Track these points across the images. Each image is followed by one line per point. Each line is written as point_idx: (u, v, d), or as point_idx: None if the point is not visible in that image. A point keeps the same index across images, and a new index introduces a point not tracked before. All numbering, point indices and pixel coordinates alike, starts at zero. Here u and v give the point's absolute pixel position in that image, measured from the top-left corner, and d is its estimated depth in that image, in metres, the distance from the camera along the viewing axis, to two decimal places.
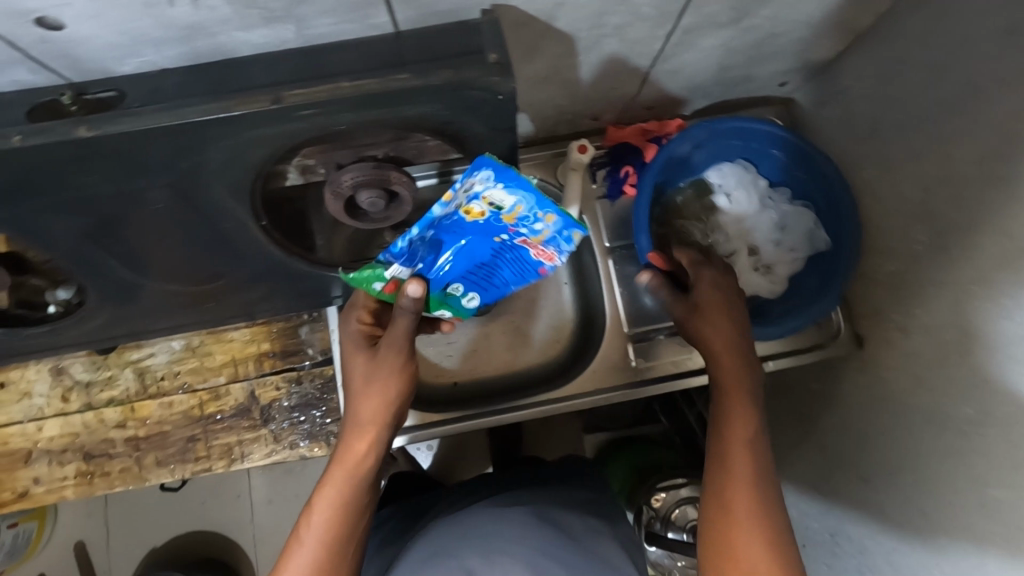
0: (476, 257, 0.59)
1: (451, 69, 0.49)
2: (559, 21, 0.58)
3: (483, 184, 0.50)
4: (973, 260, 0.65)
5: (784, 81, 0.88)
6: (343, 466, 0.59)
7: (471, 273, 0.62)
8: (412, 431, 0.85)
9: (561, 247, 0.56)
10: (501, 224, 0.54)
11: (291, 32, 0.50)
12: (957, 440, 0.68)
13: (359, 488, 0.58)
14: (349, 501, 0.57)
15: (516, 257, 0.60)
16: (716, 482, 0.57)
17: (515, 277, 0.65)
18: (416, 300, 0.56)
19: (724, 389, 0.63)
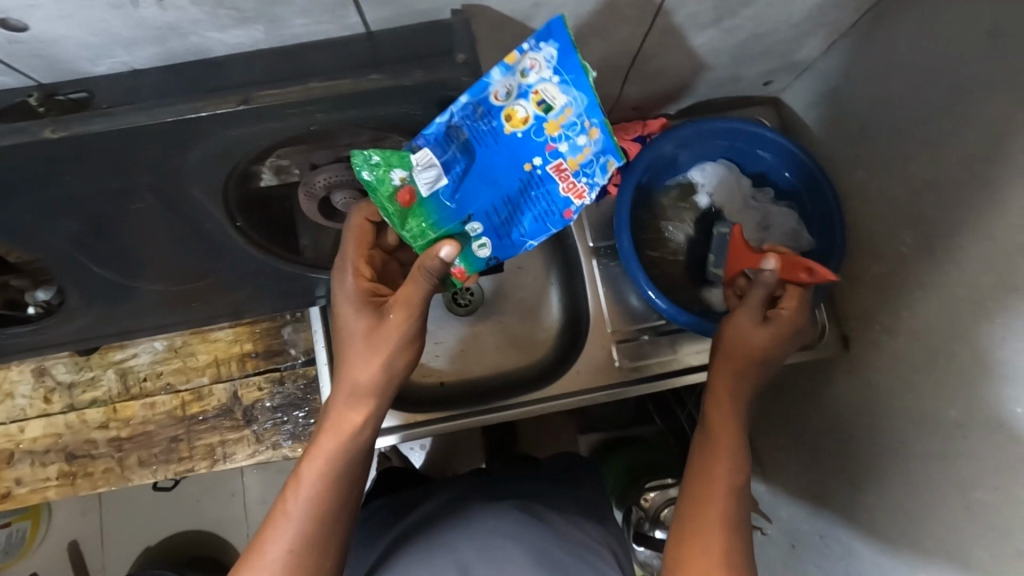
0: (503, 181, 0.55)
1: (423, 70, 0.49)
2: (537, 21, 0.58)
3: (537, 74, 0.49)
4: (957, 262, 0.64)
5: (771, 80, 0.87)
6: (334, 438, 0.57)
7: (491, 198, 0.56)
8: (397, 431, 0.85)
9: (592, 176, 0.54)
10: (542, 135, 0.53)
11: (263, 32, 0.50)
12: (942, 442, 0.68)
13: (351, 461, 0.56)
14: (339, 475, 0.55)
15: (543, 190, 0.56)
16: (695, 487, 0.58)
17: (535, 228, 0.58)
18: (437, 261, 0.55)
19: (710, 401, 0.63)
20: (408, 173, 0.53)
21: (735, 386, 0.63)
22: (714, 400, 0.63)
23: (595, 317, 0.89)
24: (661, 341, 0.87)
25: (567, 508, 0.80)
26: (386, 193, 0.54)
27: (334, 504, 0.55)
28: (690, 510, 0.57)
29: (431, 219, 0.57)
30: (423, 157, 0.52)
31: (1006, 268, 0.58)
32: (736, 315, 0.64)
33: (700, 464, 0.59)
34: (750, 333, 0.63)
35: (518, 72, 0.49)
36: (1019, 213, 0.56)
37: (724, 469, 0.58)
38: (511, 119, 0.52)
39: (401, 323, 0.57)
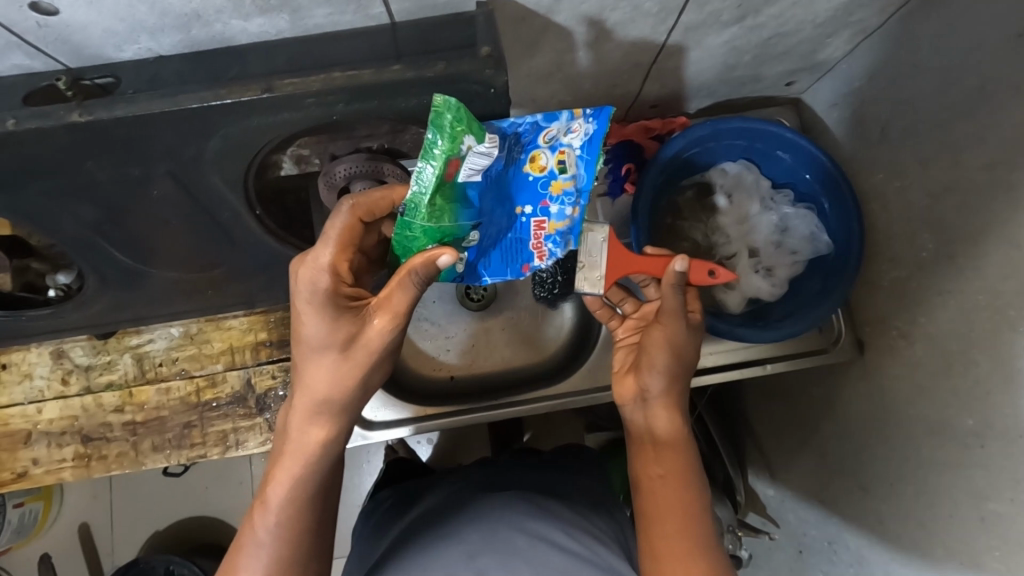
0: (500, 207, 0.55)
1: (445, 62, 0.49)
2: (558, 15, 0.58)
3: (572, 138, 0.51)
4: (978, 268, 0.64)
5: (792, 81, 0.86)
6: (298, 457, 0.56)
7: (490, 220, 0.55)
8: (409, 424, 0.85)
9: (557, 247, 0.56)
10: (544, 190, 0.54)
11: (288, 22, 0.50)
12: (958, 452, 0.67)
13: (315, 477, 0.57)
14: (306, 493, 0.56)
15: (517, 236, 0.56)
16: (650, 518, 0.61)
17: (496, 269, 0.58)
18: (432, 265, 0.52)
19: (648, 427, 0.66)
20: (473, 144, 0.47)
21: (671, 400, 0.66)
22: (652, 420, 0.66)
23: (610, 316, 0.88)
24: None
25: (577, 504, 0.80)
26: (443, 157, 0.46)
27: (307, 520, 0.56)
28: (647, 541, 0.60)
29: (450, 205, 0.51)
30: (492, 142, 0.49)
31: None
32: (654, 328, 0.66)
33: (652, 489, 0.62)
34: (675, 341, 0.65)
35: (565, 124, 0.52)
36: None
37: (671, 493, 0.61)
38: (533, 160, 0.53)
39: (381, 333, 0.55)
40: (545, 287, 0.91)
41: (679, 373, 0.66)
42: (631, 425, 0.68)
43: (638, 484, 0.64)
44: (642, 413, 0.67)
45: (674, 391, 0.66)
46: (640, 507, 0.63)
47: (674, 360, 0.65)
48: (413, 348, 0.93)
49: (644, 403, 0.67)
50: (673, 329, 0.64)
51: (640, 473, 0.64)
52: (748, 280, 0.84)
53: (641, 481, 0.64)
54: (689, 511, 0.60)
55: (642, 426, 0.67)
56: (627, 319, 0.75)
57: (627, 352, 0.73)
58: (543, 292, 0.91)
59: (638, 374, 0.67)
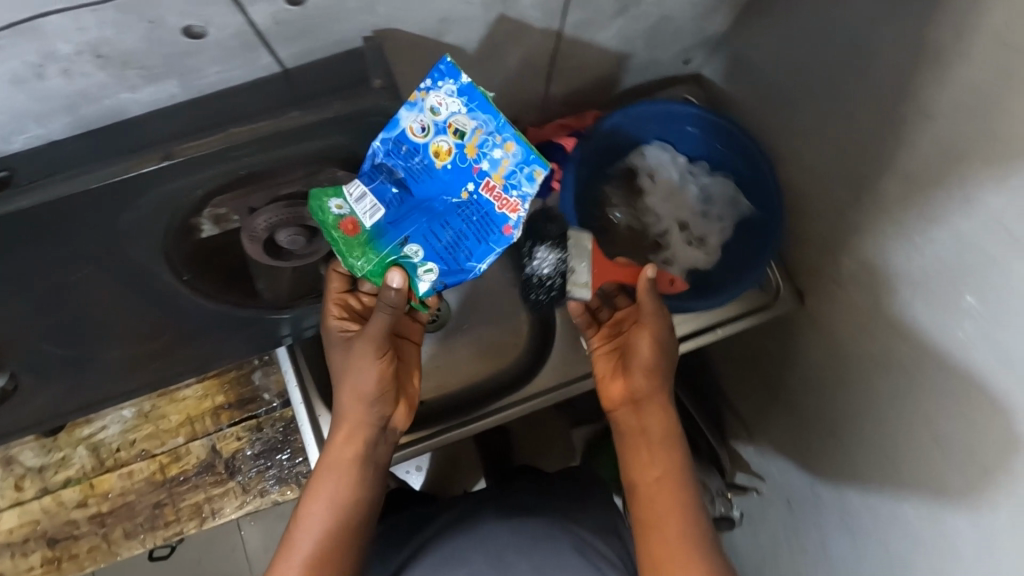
0: (439, 207, 0.56)
1: (342, 100, 0.50)
2: (448, 36, 0.59)
3: (446, 109, 0.53)
4: (883, 205, 0.68)
5: (689, 59, 0.90)
6: (332, 471, 0.62)
7: (433, 228, 0.56)
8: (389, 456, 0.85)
9: (522, 186, 0.55)
10: (465, 162, 0.55)
11: (178, 86, 0.50)
12: (902, 379, 0.72)
13: (348, 498, 0.61)
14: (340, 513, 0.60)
15: (480, 212, 0.56)
16: (644, 513, 0.62)
17: (481, 251, 0.56)
18: (394, 292, 0.56)
19: (639, 425, 0.67)
20: (342, 198, 0.55)
21: (660, 399, 0.67)
22: (643, 418, 0.67)
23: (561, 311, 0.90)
24: None
25: (569, 511, 0.80)
26: (330, 223, 0.55)
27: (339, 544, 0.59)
28: (643, 545, 0.61)
29: (375, 246, 0.56)
30: (355, 184, 0.55)
31: (926, 205, 0.62)
32: (637, 330, 0.69)
33: (650, 489, 0.63)
34: (659, 341, 0.68)
35: (430, 106, 0.53)
36: (927, 150, 0.60)
37: (669, 493, 0.63)
38: (437, 153, 0.55)
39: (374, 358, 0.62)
40: (544, 288, 0.83)
41: (661, 370, 0.68)
42: (620, 426, 0.69)
43: (635, 486, 0.65)
44: (633, 415, 0.68)
45: (664, 391, 0.67)
46: (636, 511, 0.63)
47: (660, 360, 0.68)
48: None
49: (635, 405, 0.68)
50: (657, 330, 0.68)
51: (635, 476, 0.65)
52: (683, 253, 0.87)
53: (638, 481, 0.65)
54: (688, 517, 0.61)
55: (632, 427, 0.68)
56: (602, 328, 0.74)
57: (607, 358, 0.73)
58: (543, 294, 0.84)
59: (625, 378, 0.69)
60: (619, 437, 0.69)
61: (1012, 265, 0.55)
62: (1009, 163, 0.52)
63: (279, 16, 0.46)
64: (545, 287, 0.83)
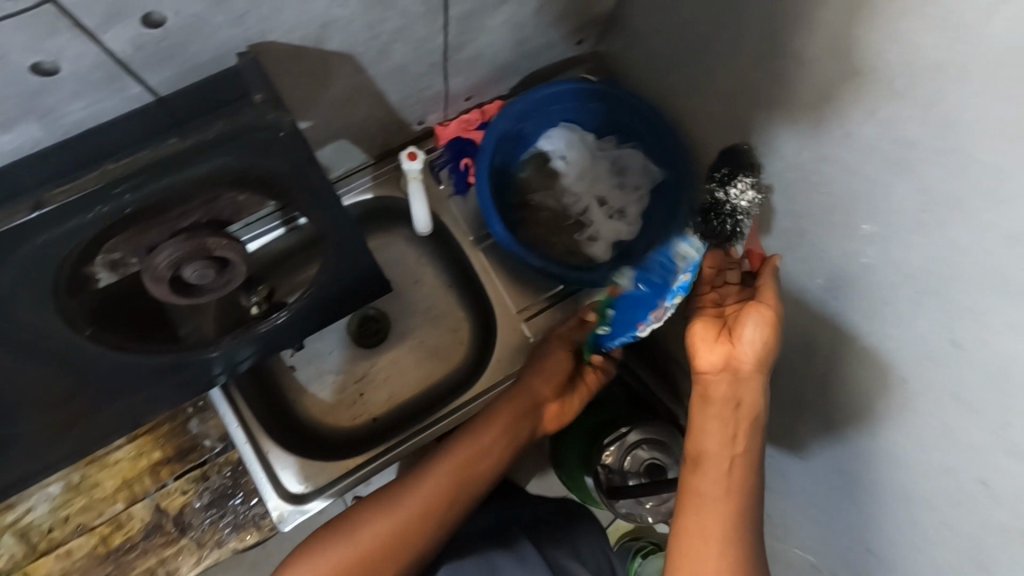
0: (638, 304, 0.81)
1: (224, 120, 0.47)
2: (331, 43, 0.58)
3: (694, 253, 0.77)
4: (779, 152, 0.72)
5: (582, 39, 0.92)
6: (448, 455, 0.74)
7: (621, 309, 0.83)
8: (341, 484, 0.79)
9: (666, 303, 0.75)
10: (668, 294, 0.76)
11: (41, 128, 0.47)
12: (823, 309, 0.76)
13: (453, 481, 0.72)
14: (437, 489, 0.71)
15: (641, 309, 0.80)
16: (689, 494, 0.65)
17: (625, 333, 0.82)
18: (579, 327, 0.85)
19: (725, 401, 0.65)
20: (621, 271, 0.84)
21: (757, 382, 0.64)
22: (733, 395, 0.64)
23: (496, 301, 0.90)
24: (569, 305, 0.90)
25: (549, 526, 0.86)
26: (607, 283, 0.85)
27: (422, 516, 0.69)
28: (692, 520, 0.63)
29: (605, 305, 0.85)
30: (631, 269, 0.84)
31: (816, 145, 0.66)
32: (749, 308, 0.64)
33: (719, 461, 0.64)
34: (778, 323, 0.63)
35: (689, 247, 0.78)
36: (807, 95, 0.64)
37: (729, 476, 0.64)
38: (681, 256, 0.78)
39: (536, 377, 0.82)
40: (732, 220, 0.76)
41: (767, 353, 0.64)
42: (705, 390, 0.66)
43: (705, 455, 0.65)
44: (726, 384, 0.65)
45: (766, 372, 0.64)
46: (694, 482, 0.65)
47: (773, 340, 0.63)
48: (324, 403, 0.91)
49: (733, 375, 0.64)
50: (775, 312, 0.63)
51: (705, 446, 0.65)
52: (606, 227, 0.89)
53: (711, 451, 0.65)
54: (743, 498, 0.63)
55: (723, 396, 0.65)
56: (709, 294, 0.72)
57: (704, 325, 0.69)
58: (723, 225, 0.77)
59: (733, 347, 0.65)
60: (695, 401, 0.67)
61: (898, 186, 0.59)
62: (877, 95, 0.57)
63: (140, 40, 0.44)
64: (733, 219, 0.76)
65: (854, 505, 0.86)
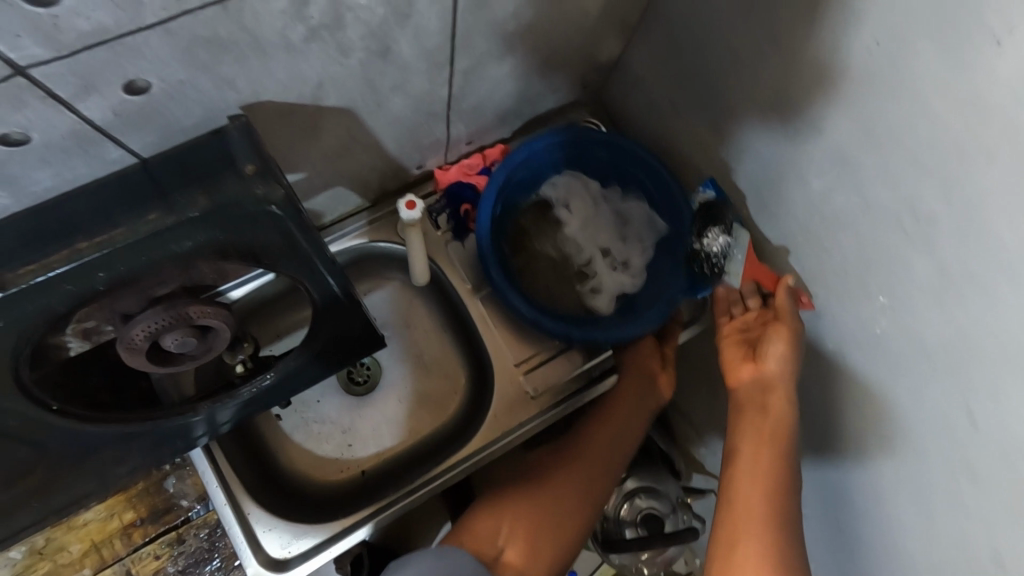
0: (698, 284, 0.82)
1: (204, 194, 0.44)
2: (327, 99, 0.54)
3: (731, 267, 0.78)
4: (793, 214, 0.69)
5: (586, 84, 0.89)
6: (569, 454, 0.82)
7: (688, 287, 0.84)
8: (369, 521, 0.77)
9: None
10: None
11: (6, 196, 0.43)
12: (828, 372, 0.74)
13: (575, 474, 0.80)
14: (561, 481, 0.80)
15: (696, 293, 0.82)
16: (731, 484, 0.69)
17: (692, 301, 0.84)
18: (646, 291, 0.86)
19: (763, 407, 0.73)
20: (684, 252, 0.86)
21: (783, 391, 0.72)
22: (764, 403, 0.73)
23: (495, 353, 0.85)
24: (570, 357, 0.85)
25: None
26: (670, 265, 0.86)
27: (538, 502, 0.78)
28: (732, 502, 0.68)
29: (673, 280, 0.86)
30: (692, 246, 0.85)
31: (830, 211, 0.64)
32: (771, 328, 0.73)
33: (752, 453, 0.70)
34: (797, 337, 0.72)
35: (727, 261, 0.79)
36: (823, 161, 0.62)
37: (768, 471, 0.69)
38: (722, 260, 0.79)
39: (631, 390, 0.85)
40: (710, 262, 0.80)
41: (792, 361, 0.72)
42: (739, 402, 0.75)
43: (739, 451, 0.71)
44: (755, 393, 0.74)
45: (791, 380, 0.72)
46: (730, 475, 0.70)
47: (795, 353, 0.72)
48: (311, 457, 0.86)
49: (763, 385, 0.73)
50: (792, 328, 0.72)
51: (740, 440, 0.72)
52: (610, 279, 0.85)
53: (745, 448, 0.71)
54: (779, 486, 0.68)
55: (753, 403, 0.74)
56: (736, 318, 0.79)
57: (734, 348, 0.77)
58: (705, 269, 0.80)
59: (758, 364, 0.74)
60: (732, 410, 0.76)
61: (914, 259, 0.57)
62: (900, 170, 0.54)
63: (118, 108, 0.40)
64: (710, 262, 0.79)
65: (855, 574, 0.82)
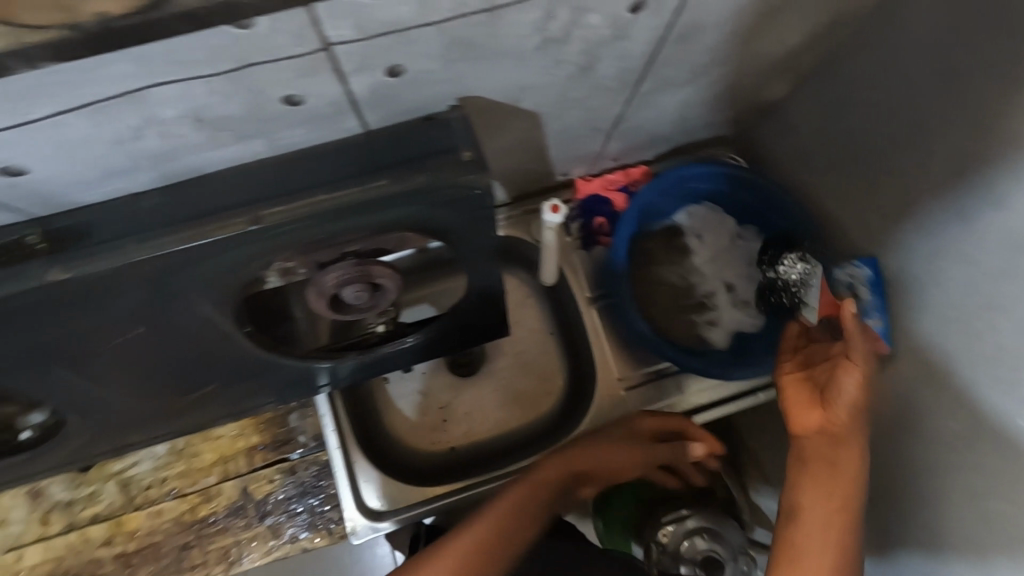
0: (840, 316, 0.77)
1: (429, 172, 0.48)
2: (524, 102, 0.59)
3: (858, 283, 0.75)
4: (944, 286, 0.67)
5: (738, 122, 0.90)
6: (499, 502, 0.74)
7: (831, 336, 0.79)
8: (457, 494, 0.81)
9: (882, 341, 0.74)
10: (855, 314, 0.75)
11: (263, 145, 0.50)
12: (946, 457, 0.69)
13: (491, 524, 0.72)
14: (489, 534, 0.71)
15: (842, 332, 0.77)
16: (781, 561, 0.61)
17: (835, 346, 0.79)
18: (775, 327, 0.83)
19: (830, 466, 0.64)
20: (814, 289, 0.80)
21: (853, 447, 0.63)
22: (831, 459, 0.64)
23: (602, 364, 0.87)
24: (672, 384, 0.86)
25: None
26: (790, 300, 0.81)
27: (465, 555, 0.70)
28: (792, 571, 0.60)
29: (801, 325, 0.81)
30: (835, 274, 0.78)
31: (989, 289, 0.62)
32: (841, 367, 0.65)
33: (818, 517, 0.62)
34: (870, 379, 0.64)
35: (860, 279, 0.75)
36: (993, 238, 0.60)
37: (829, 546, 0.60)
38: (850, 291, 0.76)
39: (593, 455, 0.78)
40: (789, 292, 0.82)
41: (861, 405, 0.65)
42: (801, 452, 0.66)
43: (802, 508, 0.63)
44: (826, 448, 0.65)
45: (864, 438, 0.64)
46: (791, 537, 0.62)
47: (864, 399, 0.64)
48: (410, 425, 0.92)
49: (832, 438, 0.64)
50: (863, 369, 0.64)
51: (799, 502, 0.63)
52: (729, 314, 0.87)
53: (808, 505, 0.63)
54: (841, 565, 0.60)
55: (820, 458, 0.64)
56: (792, 358, 0.73)
57: (797, 389, 0.69)
58: (783, 299, 0.82)
59: (829, 410, 0.65)
60: (790, 462, 0.67)
61: None
62: None
63: (378, 86, 0.47)
64: (788, 292, 0.82)
65: None
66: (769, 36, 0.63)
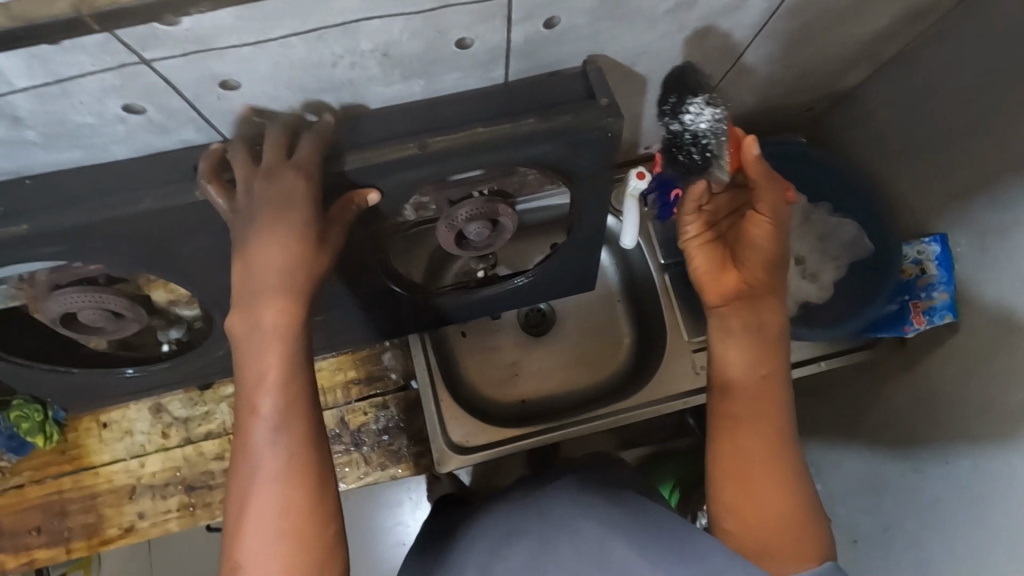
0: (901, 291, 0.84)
1: (572, 114, 0.56)
2: (639, 66, 0.65)
3: (923, 258, 0.82)
4: (1013, 260, 0.71)
5: (812, 106, 0.96)
6: (266, 346, 0.51)
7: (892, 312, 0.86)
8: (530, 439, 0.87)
9: (935, 317, 0.80)
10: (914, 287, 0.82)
11: (421, 87, 0.57)
12: (1003, 428, 0.72)
13: (294, 362, 0.52)
14: (292, 378, 0.52)
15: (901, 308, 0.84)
16: (722, 429, 0.61)
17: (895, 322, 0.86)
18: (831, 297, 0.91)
19: (741, 326, 0.63)
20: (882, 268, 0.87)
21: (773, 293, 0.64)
22: (759, 305, 0.63)
23: (672, 327, 0.93)
24: None
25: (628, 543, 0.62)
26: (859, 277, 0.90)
27: (304, 407, 0.52)
28: (731, 442, 0.60)
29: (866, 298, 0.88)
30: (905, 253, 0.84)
31: None
32: (755, 219, 0.62)
33: (748, 386, 0.62)
34: (779, 231, 0.63)
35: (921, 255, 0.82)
36: None
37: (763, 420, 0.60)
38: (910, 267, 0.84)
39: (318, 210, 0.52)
40: (699, 147, 0.62)
41: (776, 254, 0.63)
42: (725, 320, 0.64)
43: (733, 378, 0.62)
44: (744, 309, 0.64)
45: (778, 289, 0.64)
46: (728, 408, 0.62)
47: (777, 249, 0.63)
48: (484, 375, 0.99)
49: (751, 294, 0.64)
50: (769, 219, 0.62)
51: (730, 376, 0.62)
52: (797, 285, 0.91)
53: (738, 374, 0.62)
54: (777, 427, 0.60)
55: (739, 317, 0.64)
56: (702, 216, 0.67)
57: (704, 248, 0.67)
58: (691, 156, 0.63)
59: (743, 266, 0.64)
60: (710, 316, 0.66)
61: None
62: None
63: (533, 36, 0.53)
64: (698, 146, 0.62)
65: None
66: (861, 19, 0.69)
